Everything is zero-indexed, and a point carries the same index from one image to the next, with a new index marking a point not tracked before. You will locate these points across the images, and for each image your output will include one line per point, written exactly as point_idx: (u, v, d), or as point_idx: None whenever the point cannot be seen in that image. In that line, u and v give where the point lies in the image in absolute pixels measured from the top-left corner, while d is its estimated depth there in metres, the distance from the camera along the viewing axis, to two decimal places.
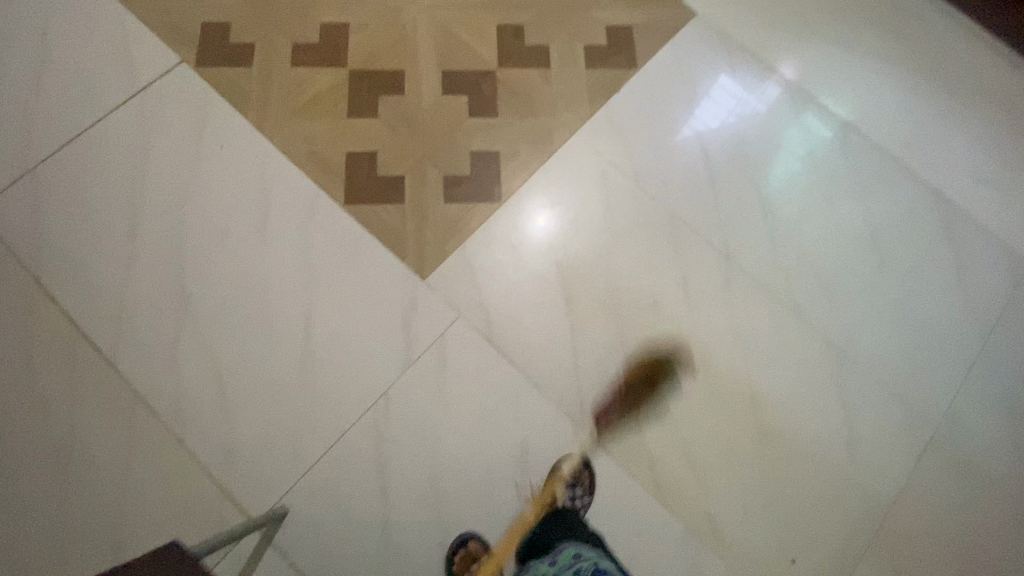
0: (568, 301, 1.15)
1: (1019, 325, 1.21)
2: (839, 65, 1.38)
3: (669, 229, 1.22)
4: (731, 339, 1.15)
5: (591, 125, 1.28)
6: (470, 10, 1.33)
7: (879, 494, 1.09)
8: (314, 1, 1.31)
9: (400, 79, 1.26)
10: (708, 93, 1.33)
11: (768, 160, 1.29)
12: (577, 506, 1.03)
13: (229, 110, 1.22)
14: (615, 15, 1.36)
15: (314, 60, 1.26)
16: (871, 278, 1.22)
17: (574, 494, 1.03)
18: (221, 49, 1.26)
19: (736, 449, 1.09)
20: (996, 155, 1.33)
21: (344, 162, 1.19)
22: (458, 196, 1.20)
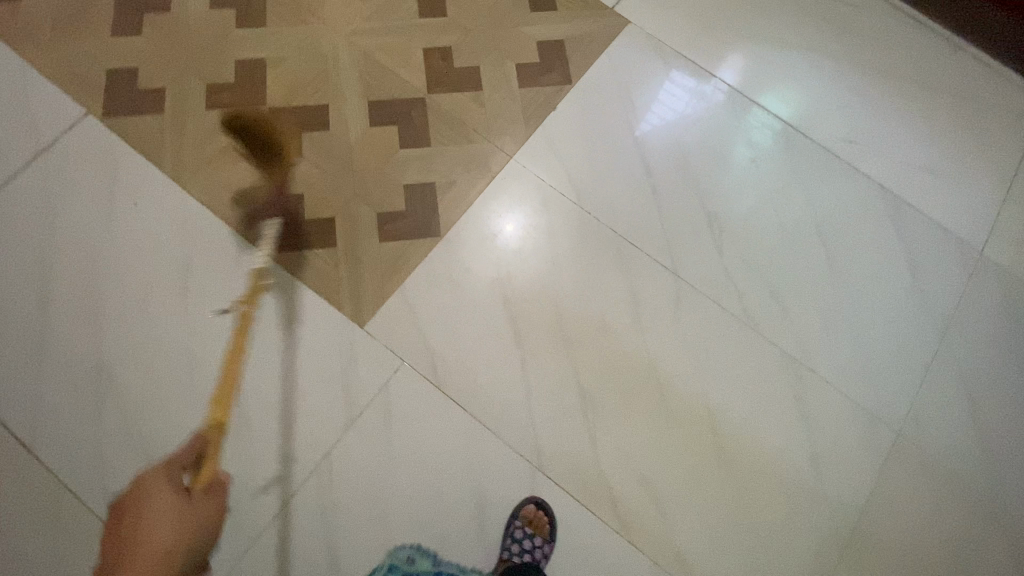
0: (517, 335, 1.11)
1: (972, 317, 1.20)
2: (779, 64, 1.36)
3: (616, 249, 1.18)
4: (687, 360, 1.12)
5: (529, 146, 1.24)
6: (394, 35, 1.28)
7: (846, 506, 1.07)
8: (227, 37, 1.24)
9: (324, 114, 1.20)
10: (647, 103, 1.30)
11: (713, 168, 1.26)
12: (538, 557, 0.97)
13: (143, 162, 1.14)
14: (546, 30, 1.32)
15: (231, 102, 1.19)
16: (824, 282, 1.20)
17: (532, 545, 0.97)
18: (129, 97, 1.18)
19: (699, 474, 1.06)
20: (939, 144, 1.32)
21: (270, 208, 1.13)
22: (394, 233, 1.14)
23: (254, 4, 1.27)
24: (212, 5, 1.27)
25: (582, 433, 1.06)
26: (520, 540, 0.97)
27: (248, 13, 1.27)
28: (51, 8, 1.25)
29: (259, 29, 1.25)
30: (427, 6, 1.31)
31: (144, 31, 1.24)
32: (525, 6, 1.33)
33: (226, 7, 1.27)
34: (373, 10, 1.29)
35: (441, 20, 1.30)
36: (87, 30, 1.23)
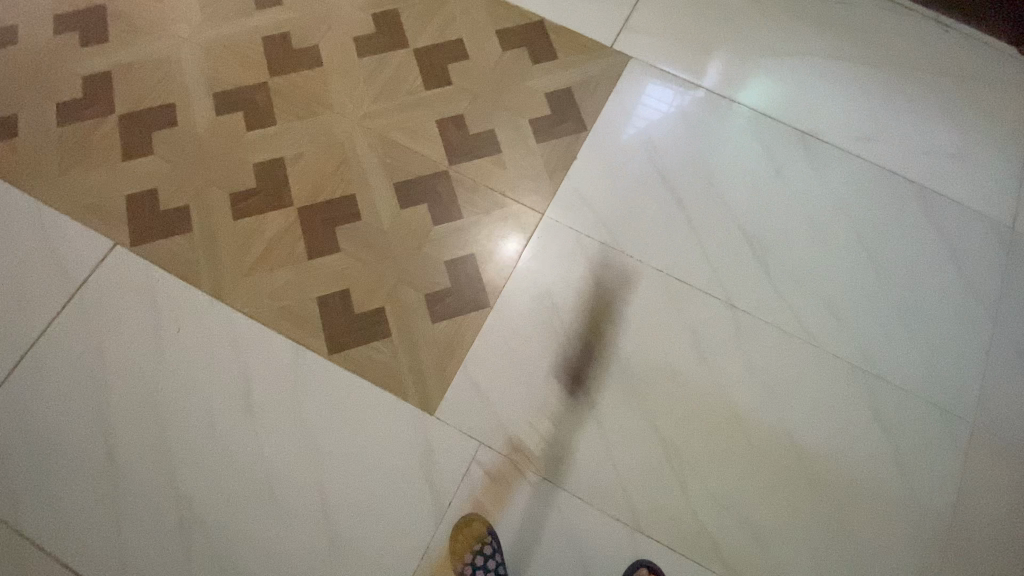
0: (586, 394, 1.10)
1: (1020, 294, 1.21)
2: (782, 74, 1.38)
3: (665, 290, 1.18)
4: (757, 388, 1.12)
5: (558, 200, 1.24)
6: (405, 111, 1.28)
7: (942, 509, 1.07)
8: (240, 141, 1.23)
9: (352, 203, 1.19)
10: (663, 135, 1.30)
11: (740, 190, 1.26)
12: None
13: (180, 283, 1.13)
14: (552, 80, 1.32)
15: (257, 206, 1.18)
16: (871, 285, 1.20)
17: None
18: (155, 219, 1.17)
19: (793, 503, 1.06)
20: (951, 127, 1.34)
21: (317, 309, 1.11)
22: (445, 312, 1.13)
23: (259, 104, 1.27)
24: (219, 112, 1.26)
25: (671, 483, 1.05)
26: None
27: (256, 113, 1.26)
28: (57, 142, 1.23)
29: (270, 128, 1.25)
30: (431, 76, 1.31)
31: (156, 149, 1.23)
32: (526, 59, 1.34)
33: (233, 111, 1.26)
34: (379, 89, 1.29)
35: (447, 87, 1.31)
36: (99, 158, 1.22)
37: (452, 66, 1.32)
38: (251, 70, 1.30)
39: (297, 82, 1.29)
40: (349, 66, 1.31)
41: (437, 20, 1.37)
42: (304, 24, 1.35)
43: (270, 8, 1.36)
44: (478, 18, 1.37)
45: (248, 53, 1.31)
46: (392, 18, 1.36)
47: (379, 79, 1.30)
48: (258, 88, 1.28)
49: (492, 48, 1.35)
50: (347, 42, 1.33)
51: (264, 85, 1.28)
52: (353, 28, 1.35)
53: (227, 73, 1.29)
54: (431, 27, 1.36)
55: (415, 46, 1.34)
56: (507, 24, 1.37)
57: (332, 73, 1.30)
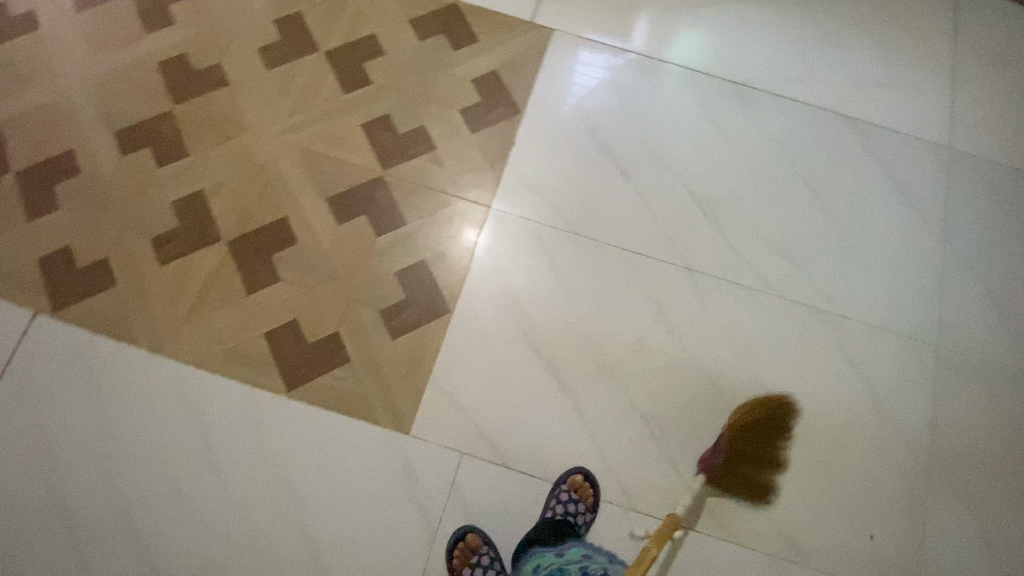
0: (561, 383, 1.07)
1: (963, 210, 1.23)
2: (707, 26, 1.35)
3: (624, 265, 1.15)
4: (728, 348, 1.11)
5: (503, 190, 1.19)
6: (327, 120, 1.20)
7: (917, 432, 1.10)
8: (153, 180, 1.14)
9: (287, 228, 1.12)
10: (598, 106, 1.26)
11: (684, 151, 1.24)
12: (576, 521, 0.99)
13: (115, 343, 1.05)
14: (476, 65, 1.26)
15: (184, 247, 1.10)
16: (825, 227, 1.21)
17: (575, 511, 0.99)
18: (74, 278, 1.08)
19: (778, 454, 1.07)
20: (877, 55, 1.35)
21: (268, 345, 1.05)
22: (404, 325, 1.08)
23: (167, 136, 1.17)
24: (124, 151, 1.16)
25: (658, 458, 1.05)
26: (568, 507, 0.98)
27: (165, 146, 1.17)
28: None
29: (183, 160, 1.16)
30: (348, 77, 1.24)
31: (61, 202, 1.13)
32: (446, 46, 1.28)
33: (140, 148, 1.16)
34: (295, 101, 1.21)
35: (368, 88, 1.23)
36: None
37: (368, 64, 1.25)
38: (152, 101, 1.20)
39: (204, 106, 1.20)
40: (258, 81, 1.22)
41: (344, 17, 1.28)
42: (201, 41, 1.25)
43: (161, 30, 1.25)
44: (388, 9, 1.30)
45: (145, 83, 1.21)
46: (296, 22, 1.27)
47: (293, 90, 1.22)
48: (163, 119, 1.18)
49: (408, 39, 1.27)
50: (251, 55, 1.24)
51: (169, 114, 1.19)
52: (255, 38, 1.25)
53: (125, 107, 1.19)
54: (340, 26, 1.27)
55: (326, 49, 1.25)
56: (419, 12, 1.30)
57: (241, 90, 1.21)
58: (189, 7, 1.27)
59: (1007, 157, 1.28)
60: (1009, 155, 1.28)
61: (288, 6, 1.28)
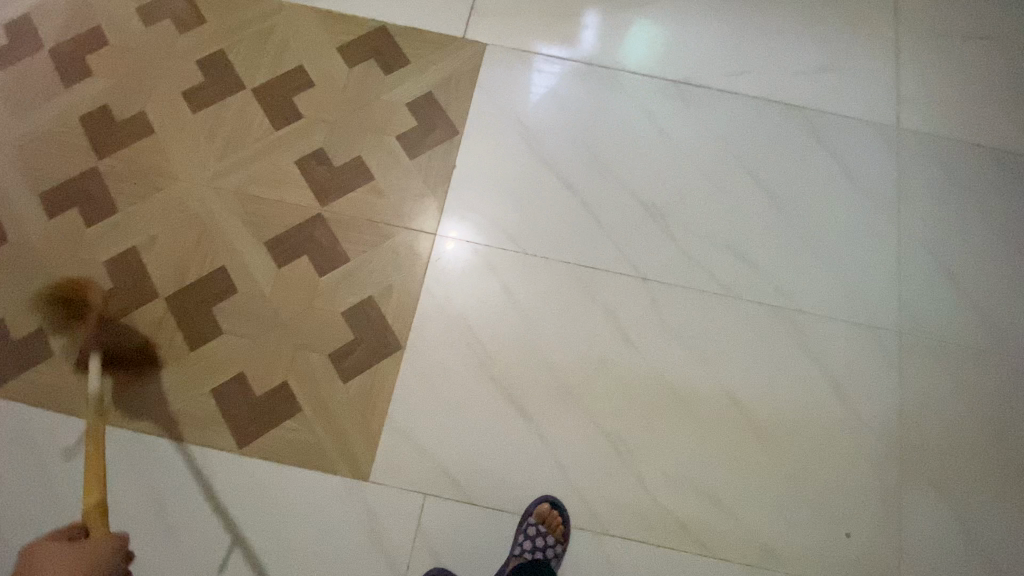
0: (521, 410, 1.05)
1: (917, 190, 1.21)
2: (643, 25, 1.32)
3: (577, 281, 1.13)
4: (689, 357, 1.09)
5: (447, 216, 1.16)
6: (259, 160, 1.16)
7: (886, 422, 1.08)
8: (83, 241, 1.10)
9: (226, 277, 1.09)
10: (538, 118, 1.24)
11: (629, 157, 1.21)
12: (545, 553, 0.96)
13: (57, 415, 1.01)
14: (409, 88, 1.23)
15: (121, 308, 1.06)
16: (778, 222, 1.19)
17: (544, 545, 0.95)
18: (8, 352, 1.04)
19: (749, 461, 1.05)
20: (818, 39, 1.32)
21: (216, 402, 1.02)
22: (354, 367, 1.05)
23: (95, 193, 1.13)
24: (50, 214, 1.12)
25: (627, 478, 1.02)
26: (533, 536, 0.96)
27: (93, 204, 1.12)
28: None
29: (113, 217, 1.12)
30: (278, 114, 1.20)
31: None
32: (377, 71, 1.24)
33: (67, 209, 1.12)
34: (225, 143, 1.17)
35: (300, 122, 1.19)
36: None
37: (298, 97, 1.21)
38: (76, 158, 1.15)
39: (131, 158, 1.16)
40: (186, 126, 1.18)
41: (270, 51, 1.24)
42: (123, 91, 1.20)
43: (80, 82, 1.21)
44: (315, 39, 1.26)
45: (67, 139, 1.17)
46: (220, 61, 1.23)
47: (222, 132, 1.18)
48: (89, 175, 1.14)
49: (338, 68, 1.24)
50: (176, 100, 1.20)
51: (95, 170, 1.14)
52: (179, 83, 1.21)
53: (49, 167, 1.15)
54: (266, 61, 1.24)
55: (253, 86, 1.21)
56: (347, 39, 1.26)
57: (168, 138, 1.17)
58: (108, 56, 1.23)
59: (956, 131, 1.26)
60: (959, 128, 1.26)
61: (210, 45, 1.24)
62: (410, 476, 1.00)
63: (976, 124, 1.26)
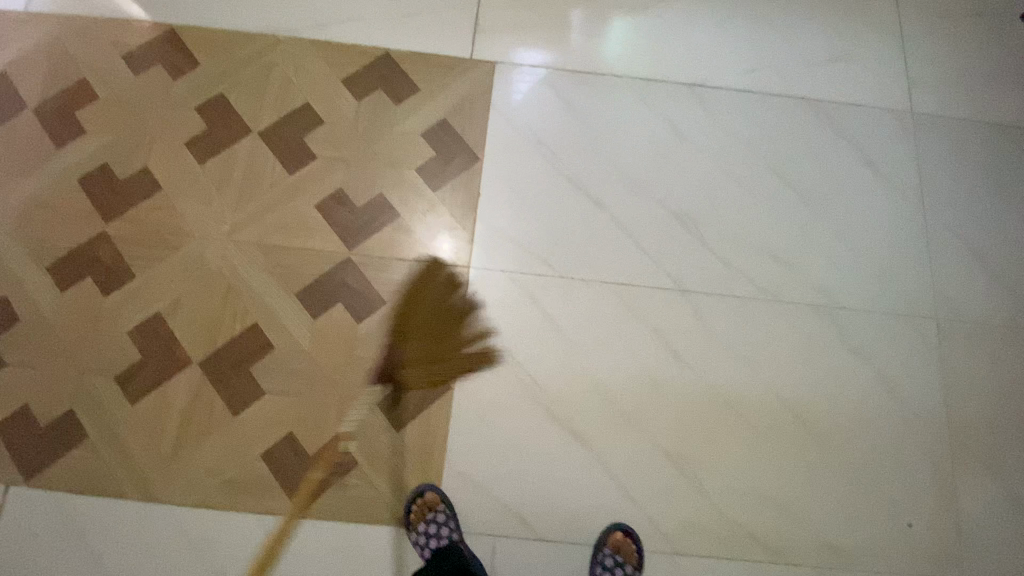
0: (579, 438, 1.03)
1: (938, 175, 1.22)
2: (651, 29, 1.30)
3: (618, 299, 1.11)
4: (737, 366, 1.09)
5: (479, 246, 1.13)
6: (277, 207, 1.12)
7: (934, 409, 1.10)
8: (103, 311, 1.05)
9: (260, 335, 1.04)
10: (557, 135, 1.21)
11: (653, 167, 1.20)
12: None
13: (101, 500, 0.96)
14: (423, 116, 1.19)
15: (153, 379, 1.02)
16: (808, 219, 1.18)
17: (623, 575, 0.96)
18: (39, 439, 0.98)
19: (807, 463, 1.06)
20: (826, 30, 1.32)
21: (268, 467, 0.99)
22: (406, 414, 1.02)
23: (107, 260, 1.07)
24: (63, 286, 1.06)
25: (691, 495, 1.02)
26: (612, 567, 0.96)
27: (107, 271, 1.07)
28: None
29: (131, 283, 1.06)
30: (290, 156, 1.15)
31: (5, 358, 1.02)
32: (387, 101, 1.19)
33: (79, 280, 1.06)
34: (239, 193, 1.12)
35: (314, 163, 1.15)
36: None
37: (309, 137, 1.16)
38: (82, 223, 1.09)
39: (141, 218, 1.10)
40: (194, 179, 1.12)
41: (272, 90, 1.19)
42: (122, 147, 1.14)
43: (74, 142, 1.14)
44: (317, 72, 1.20)
45: (69, 205, 1.10)
46: (220, 106, 1.17)
47: (234, 181, 1.13)
48: (98, 241, 1.08)
49: (346, 101, 1.19)
50: (180, 151, 1.14)
51: (104, 235, 1.08)
52: (180, 133, 1.15)
53: (53, 236, 1.08)
54: (269, 101, 1.18)
55: (259, 129, 1.16)
56: (351, 70, 1.21)
57: (178, 193, 1.11)
58: (100, 111, 1.16)
59: (967, 111, 1.27)
60: (971, 108, 1.27)
61: (208, 90, 1.18)
62: (477, 517, 0.99)
63: (986, 102, 1.28)
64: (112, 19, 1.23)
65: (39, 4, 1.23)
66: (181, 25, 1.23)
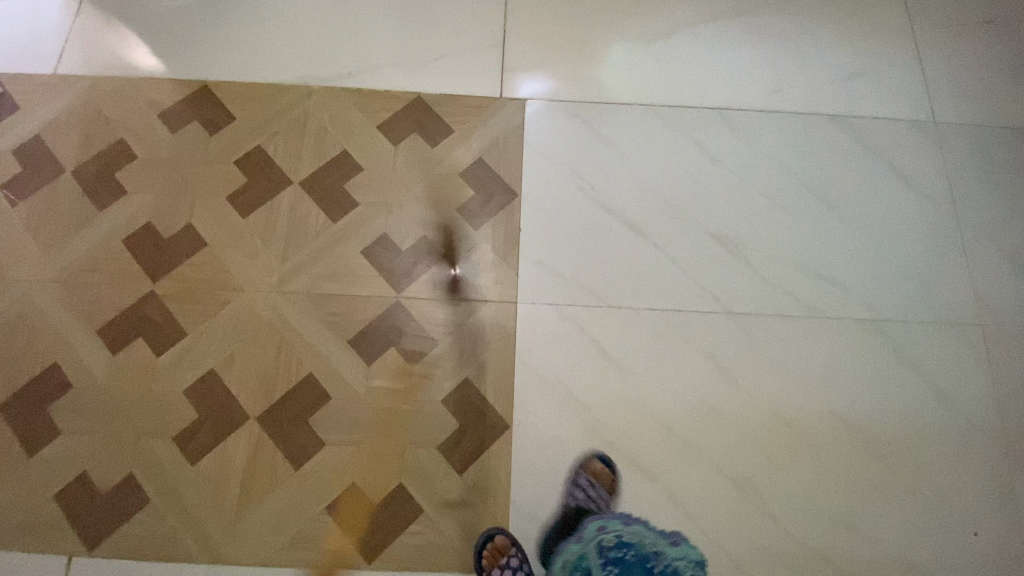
0: (642, 469, 1.03)
1: (965, 181, 1.25)
2: (674, 55, 1.31)
3: (666, 325, 1.12)
4: (792, 386, 1.09)
5: (525, 281, 1.14)
6: (324, 256, 1.12)
7: (987, 414, 1.10)
8: (156, 371, 1.04)
9: (315, 385, 1.04)
10: (591, 165, 1.22)
11: (688, 192, 1.21)
12: None
13: (166, 566, 0.95)
14: (458, 157, 1.21)
15: (211, 436, 1.01)
16: (844, 233, 1.20)
17: None
18: (101, 505, 0.98)
19: (871, 479, 1.05)
20: (843, 45, 1.34)
21: (334, 520, 0.98)
22: (467, 457, 1.02)
23: (157, 320, 1.07)
24: (115, 348, 1.06)
25: (759, 518, 1.02)
26: None
27: (158, 332, 1.07)
28: None
29: (183, 341, 1.06)
30: (332, 205, 1.16)
31: (61, 426, 1.02)
32: (423, 144, 1.21)
33: (130, 341, 1.06)
34: (284, 245, 1.13)
35: (356, 210, 1.16)
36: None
37: (349, 184, 1.18)
38: (130, 283, 1.09)
39: (188, 275, 1.10)
40: (239, 233, 1.13)
41: (308, 139, 1.20)
42: (164, 205, 1.15)
43: (115, 203, 1.15)
44: (352, 120, 1.22)
45: (115, 267, 1.10)
46: (259, 159, 1.18)
47: (278, 233, 1.13)
48: (146, 302, 1.08)
49: (382, 146, 1.21)
50: (222, 207, 1.15)
51: (153, 295, 1.09)
52: (221, 187, 1.16)
53: (101, 299, 1.08)
54: (306, 151, 1.19)
55: (299, 179, 1.17)
56: (385, 115, 1.23)
57: (223, 249, 1.12)
58: (139, 171, 1.17)
59: (986, 117, 1.29)
60: (990, 114, 1.30)
61: (244, 143, 1.20)
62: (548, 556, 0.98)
63: (1004, 107, 1.31)
64: (143, 79, 1.24)
65: (70, 68, 1.25)
66: (214, 81, 1.24)
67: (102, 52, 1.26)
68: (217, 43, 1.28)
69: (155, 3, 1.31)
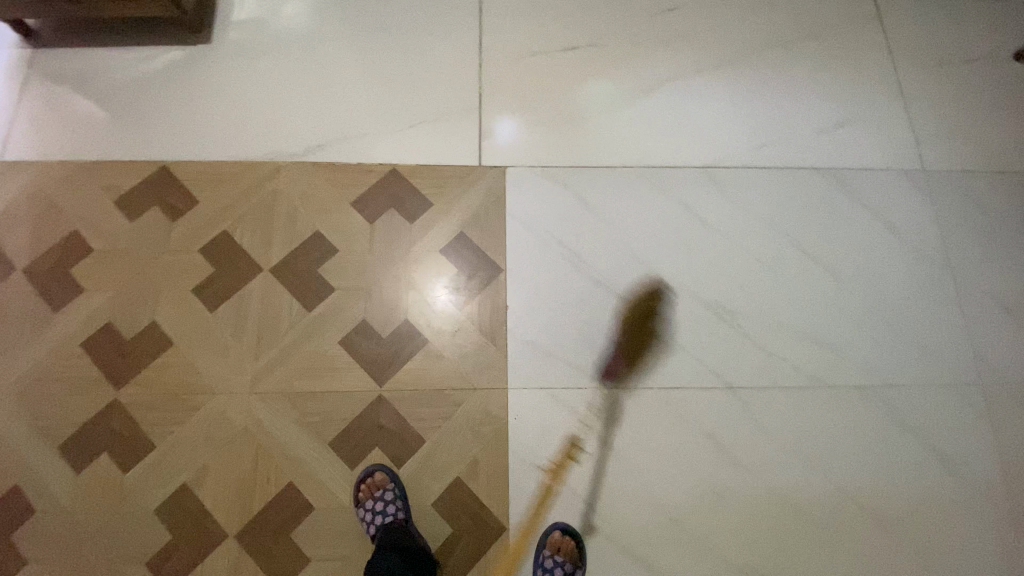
0: (646, 562, 0.99)
1: (957, 231, 1.22)
2: (657, 110, 1.27)
3: (662, 404, 1.08)
4: (794, 462, 1.06)
5: (515, 364, 1.08)
6: (300, 349, 1.06)
7: (992, 477, 1.07)
8: (124, 490, 0.97)
9: (297, 494, 0.98)
10: (577, 233, 1.17)
11: (679, 258, 1.17)
12: None
13: None
14: (438, 232, 1.15)
15: (187, 559, 0.94)
16: (839, 294, 1.16)
17: None
18: None
19: (879, 556, 1.02)
20: (829, 93, 1.31)
21: None
22: (463, 564, 0.97)
23: (124, 431, 1.00)
24: (79, 466, 0.98)
25: None
26: None
27: (124, 445, 0.99)
28: None
29: (152, 453, 0.99)
30: (307, 292, 1.09)
31: (23, 556, 0.94)
32: (400, 220, 1.15)
33: (94, 457, 0.99)
34: (257, 340, 1.06)
35: (332, 296, 1.10)
36: None
37: (324, 268, 1.11)
38: (92, 392, 1.02)
39: (154, 379, 1.03)
40: (208, 328, 1.06)
41: (278, 221, 1.13)
42: (126, 302, 1.07)
43: (71, 303, 1.07)
44: (324, 197, 1.16)
45: (75, 374, 1.03)
46: (226, 245, 1.11)
47: (251, 327, 1.07)
48: (111, 412, 1.01)
49: (357, 225, 1.14)
50: (189, 300, 1.08)
51: (117, 404, 1.01)
52: (186, 279, 1.09)
53: (62, 411, 1.01)
54: (276, 234, 1.13)
55: (269, 266, 1.10)
56: (358, 190, 1.17)
57: (192, 348, 1.05)
58: (97, 265, 1.09)
59: (975, 161, 1.27)
60: (979, 159, 1.27)
61: (209, 228, 1.12)
62: None
63: (993, 151, 1.28)
64: (97, 162, 1.16)
65: (17, 152, 1.16)
66: (174, 161, 1.17)
67: (49, 134, 1.17)
68: (176, 119, 1.20)
69: (106, 77, 1.23)
